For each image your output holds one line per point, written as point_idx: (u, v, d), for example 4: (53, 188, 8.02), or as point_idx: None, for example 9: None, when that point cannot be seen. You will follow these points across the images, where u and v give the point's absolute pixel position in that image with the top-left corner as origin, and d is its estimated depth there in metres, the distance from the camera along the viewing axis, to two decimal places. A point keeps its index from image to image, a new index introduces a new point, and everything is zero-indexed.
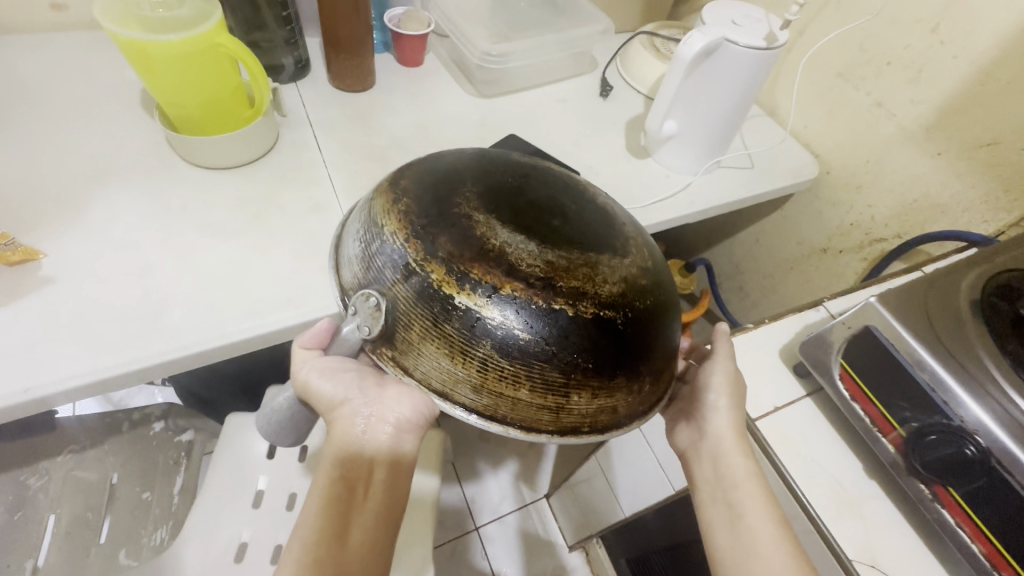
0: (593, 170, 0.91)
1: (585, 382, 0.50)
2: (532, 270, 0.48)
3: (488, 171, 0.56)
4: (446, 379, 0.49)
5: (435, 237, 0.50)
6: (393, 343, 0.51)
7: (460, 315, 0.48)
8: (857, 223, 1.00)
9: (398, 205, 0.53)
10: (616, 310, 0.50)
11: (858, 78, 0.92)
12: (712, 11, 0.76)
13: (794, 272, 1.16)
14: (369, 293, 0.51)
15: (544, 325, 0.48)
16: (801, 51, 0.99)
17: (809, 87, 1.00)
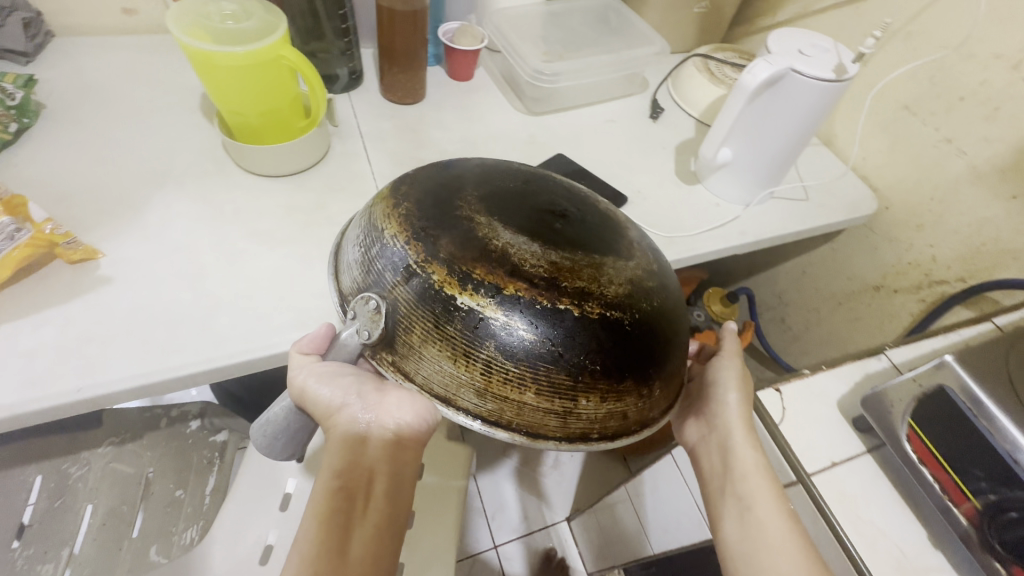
0: (640, 194, 0.89)
1: (592, 386, 0.51)
2: (535, 270, 0.50)
3: (487, 180, 0.59)
4: (451, 382, 0.51)
5: (438, 240, 0.52)
6: (394, 347, 0.52)
7: (464, 317, 0.50)
8: (916, 262, 0.95)
9: (397, 212, 0.56)
10: (623, 313, 0.52)
11: (926, 112, 0.88)
12: (779, 40, 0.74)
13: (842, 308, 1.11)
14: (369, 298, 0.53)
15: (549, 327, 0.50)
16: (867, 81, 0.96)
17: (872, 119, 0.97)
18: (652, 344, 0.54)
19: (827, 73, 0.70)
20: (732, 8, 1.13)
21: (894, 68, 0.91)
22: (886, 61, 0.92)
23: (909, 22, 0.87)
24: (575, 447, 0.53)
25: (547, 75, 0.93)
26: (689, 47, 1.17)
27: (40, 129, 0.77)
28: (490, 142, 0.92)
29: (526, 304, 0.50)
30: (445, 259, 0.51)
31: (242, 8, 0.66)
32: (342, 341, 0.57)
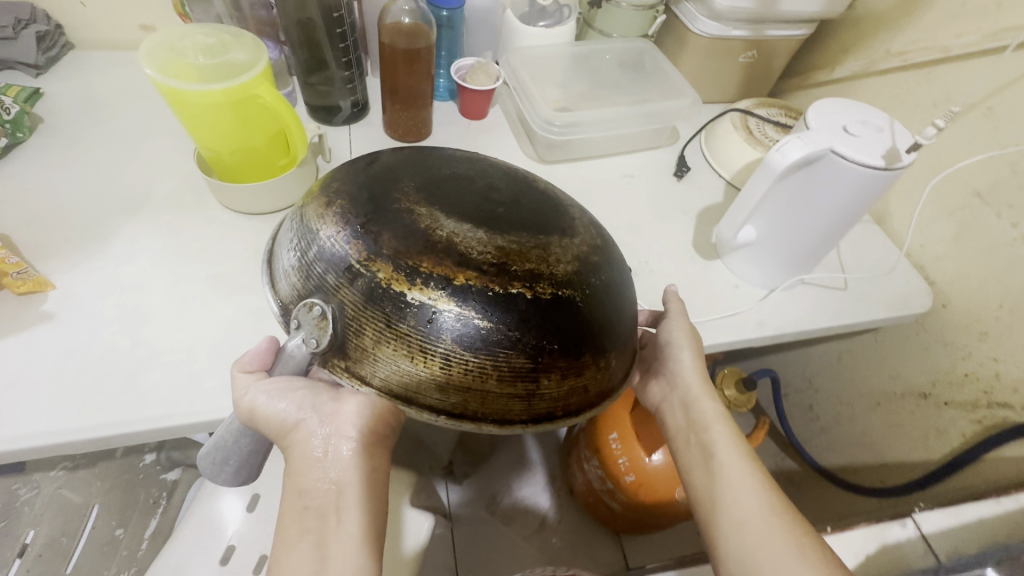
0: (648, 265, 0.79)
1: (554, 366, 0.54)
2: (483, 257, 0.51)
3: (422, 174, 0.59)
4: (411, 378, 0.53)
5: (380, 238, 0.53)
6: (345, 352, 0.53)
7: (415, 312, 0.51)
8: (974, 374, 0.80)
9: (330, 214, 0.56)
10: (574, 289, 0.55)
11: (1002, 203, 0.74)
12: (820, 113, 0.63)
13: (880, 409, 0.97)
14: (312, 305, 0.53)
15: (503, 312, 0.52)
16: (935, 157, 0.83)
17: (935, 201, 0.83)
18: (602, 315, 0.57)
19: (876, 157, 0.59)
20: (783, 60, 1.01)
21: (970, 148, 0.78)
22: (961, 138, 0.79)
23: (991, 96, 0.74)
24: (543, 427, 0.55)
25: (560, 127, 0.86)
26: (731, 98, 1.06)
27: (32, 144, 0.76)
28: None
29: (477, 292, 0.51)
30: (390, 257, 0.52)
31: (222, 43, 0.63)
32: (290, 352, 0.56)
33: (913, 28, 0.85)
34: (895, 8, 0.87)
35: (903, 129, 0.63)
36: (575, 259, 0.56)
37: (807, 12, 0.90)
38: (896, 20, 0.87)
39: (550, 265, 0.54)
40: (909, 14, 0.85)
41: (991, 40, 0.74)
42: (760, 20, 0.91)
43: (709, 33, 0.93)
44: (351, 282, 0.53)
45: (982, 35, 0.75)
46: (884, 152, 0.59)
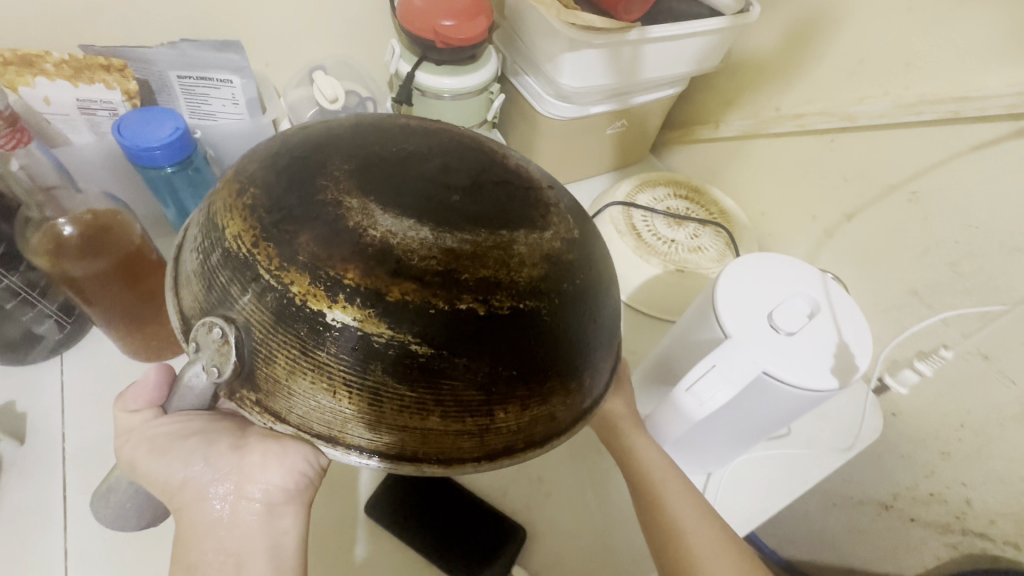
0: (541, 483, 0.58)
1: (513, 395, 0.33)
2: (424, 264, 0.30)
3: (363, 137, 0.36)
4: (330, 420, 0.32)
5: (294, 236, 0.31)
6: (256, 384, 0.33)
7: (335, 339, 0.31)
8: (940, 496, 0.68)
9: (235, 199, 0.34)
10: (543, 299, 0.33)
11: (946, 307, 0.60)
12: (730, 290, 0.44)
13: (836, 510, 0.84)
14: (212, 321, 0.33)
15: (465, 334, 0.31)
16: (859, 244, 0.67)
17: (865, 294, 0.68)
18: (580, 333, 0.36)
19: (821, 373, 0.40)
20: (658, 118, 0.81)
21: (897, 238, 0.63)
22: (886, 225, 0.63)
23: (914, 178, 0.59)
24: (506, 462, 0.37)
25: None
26: (606, 170, 0.86)
27: None
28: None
29: (415, 312, 0.31)
30: (302, 255, 0.31)
31: None
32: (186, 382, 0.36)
33: (804, 83, 0.67)
34: (777, 57, 0.70)
35: (843, 296, 0.44)
36: (548, 259, 0.34)
37: (675, 75, 0.69)
38: (781, 71, 0.70)
39: (515, 266, 0.32)
40: (797, 64, 0.67)
41: (905, 113, 0.57)
42: (622, 91, 0.70)
43: (565, 116, 0.71)
44: (253, 292, 0.32)
45: (892, 103, 0.58)
46: (833, 363, 0.40)
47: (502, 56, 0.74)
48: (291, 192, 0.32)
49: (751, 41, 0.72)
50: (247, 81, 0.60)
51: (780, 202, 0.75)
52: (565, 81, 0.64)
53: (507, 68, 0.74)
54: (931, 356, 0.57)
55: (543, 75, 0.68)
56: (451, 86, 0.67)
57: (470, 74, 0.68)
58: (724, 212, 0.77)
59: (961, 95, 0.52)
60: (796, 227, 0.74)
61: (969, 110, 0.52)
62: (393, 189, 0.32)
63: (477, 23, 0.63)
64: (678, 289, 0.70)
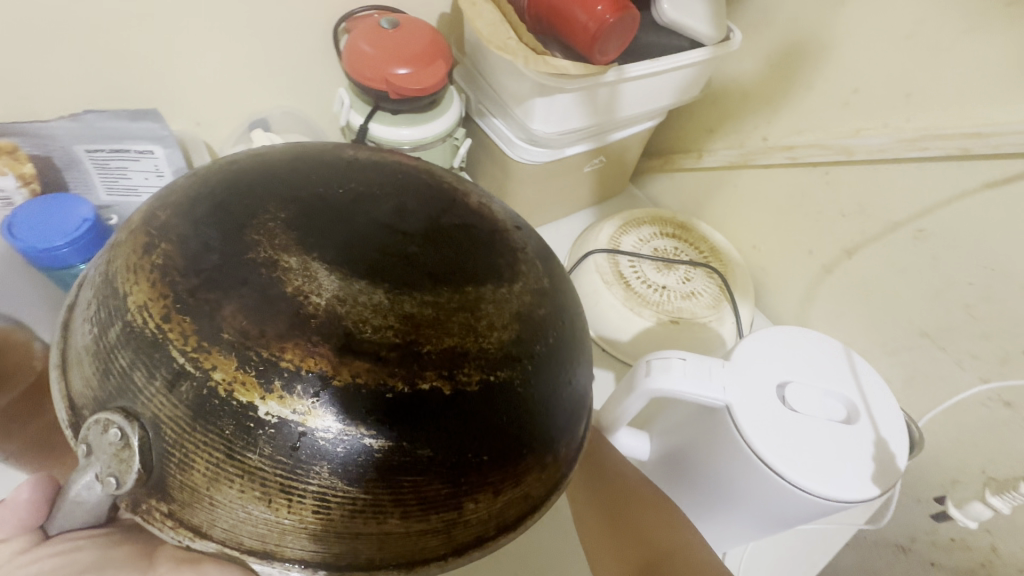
0: None
1: (485, 483, 0.26)
2: (378, 336, 0.24)
3: (296, 175, 0.29)
4: (262, 532, 0.25)
5: (215, 307, 0.24)
6: (169, 495, 0.25)
7: (269, 438, 0.24)
8: (963, 543, 0.64)
9: (141, 258, 0.26)
10: (521, 364, 0.27)
11: (962, 351, 0.55)
12: (761, 367, 0.43)
13: (848, 551, 0.79)
14: (110, 419, 0.25)
15: (431, 417, 0.25)
16: (861, 283, 0.62)
17: (870, 334, 0.63)
18: (560, 396, 0.29)
19: (856, 477, 0.38)
20: (637, 150, 0.76)
21: (905, 278, 0.58)
22: (890, 264, 0.59)
23: (921, 215, 0.55)
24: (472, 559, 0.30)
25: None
26: (585, 207, 0.80)
27: None
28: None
29: (368, 397, 0.24)
30: (227, 333, 0.24)
31: None
32: (74, 495, 0.28)
33: (793, 112, 0.62)
34: (762, 85, 0.65)
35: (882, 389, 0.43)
36: (522, 317, 0.28)
37: (656, 109, 0.64)
38: (766, 100, 0.65)
39: (483, 330, 0.26)
40: (784, 93, 0.63)
41: (908, 148, 0.52)
42: (601, 129, 0.64)
43: (538, 160, 0.64)
44: (160, 382, 0.24)
45: (893, 138, 0.53)
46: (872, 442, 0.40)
47: (466, 96, 0.67)
48: (213, 249, 0.26)
49: (731, 68, 0.67)
50: (172, 149, 0.55)
51: (773, 235, 0.70)
52: (538, 127, 0.58)
53: (472, 106, 0.67)
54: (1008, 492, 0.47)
55: (513, 118, 0.61)
56: (411, 137, 0.60)
57: (431, 123, 0.61)
58: (716, 250, 0.72)
59: (971, 131, 0.48)
60: (791, 261, 0.70)
61: (981, 148, 0.47)
62: (334, 243, 0.26)
63: (435, 68, 0.57)
64: (674, 342, 0.64)
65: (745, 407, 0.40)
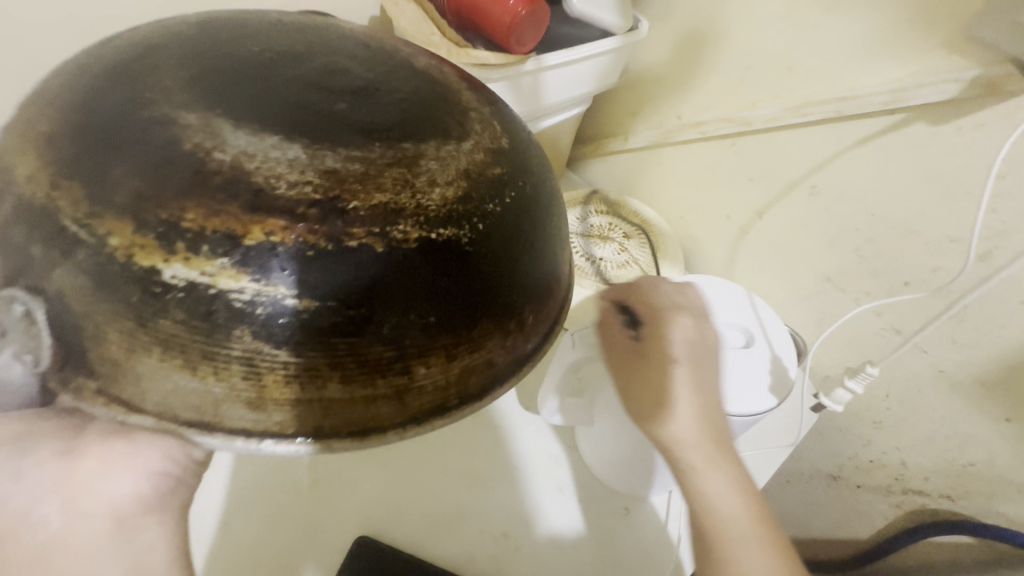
0: (508, 540, 0.56)
1: (432, 344, 0.28)
2: (293, 194, 0.25)
3: (203, 50, 0.29)
4: (197, 395, 0.27)
5: (112, 177, 0.25)
6: (92, 367, 0.27)
7: (181, 301, 0.25)
8: (880, 463, 0.72)
9: (40, 149, 0.27)
10: (456, 223, 0.27)
11: (858, 290, 0.63)
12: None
13: (793, 486, 0.88)
14: (19, 298, 0.26)
15: (355, 278, 0.26)
16: (773, 239, 0.70)
17: (784, 285, 0.71)
18: (511, 265, 0.30)
19: (756, 395, 0.44)
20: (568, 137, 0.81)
21: (806, 232, 0.66)
22: (793, 220, 0.66)
23: (812, 174, 0.62)
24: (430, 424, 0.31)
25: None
26: None
27: None
28: (252, 502, 0.56)
29: (283, 257, 0.25)
30: (122, 199, 0.25)
31: None
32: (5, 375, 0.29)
33: (699, 91, 0.69)
34: (671, 69, 0.71)
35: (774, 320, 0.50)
36: (463, 178, 0.28)
37: (581, 95, 0.69)
38: (677, 82, 0.71)
39: (414, 186, 0.27)
40: (690, 74, 0.69)
41: (795, 115, 0.59)
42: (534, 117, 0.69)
43: None
44: (65, 258, 0.26)
45: (782, 107, 0.61)
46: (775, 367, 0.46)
47: None
48: (100, 124, 0.26)
49: (643, 55, 0.73)
50: None
51: (697, 205, 0.77)
52: None
53: None
54: (859, 375, 0.56)
55: None
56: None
57: None
58: (646, 223, 0.78)
59: (842, 96, 0.55)
60: (714, 228, 0.77)
61: (851, 109, 0.55)
62: (248, 109, 0.26)
63: None
64: None
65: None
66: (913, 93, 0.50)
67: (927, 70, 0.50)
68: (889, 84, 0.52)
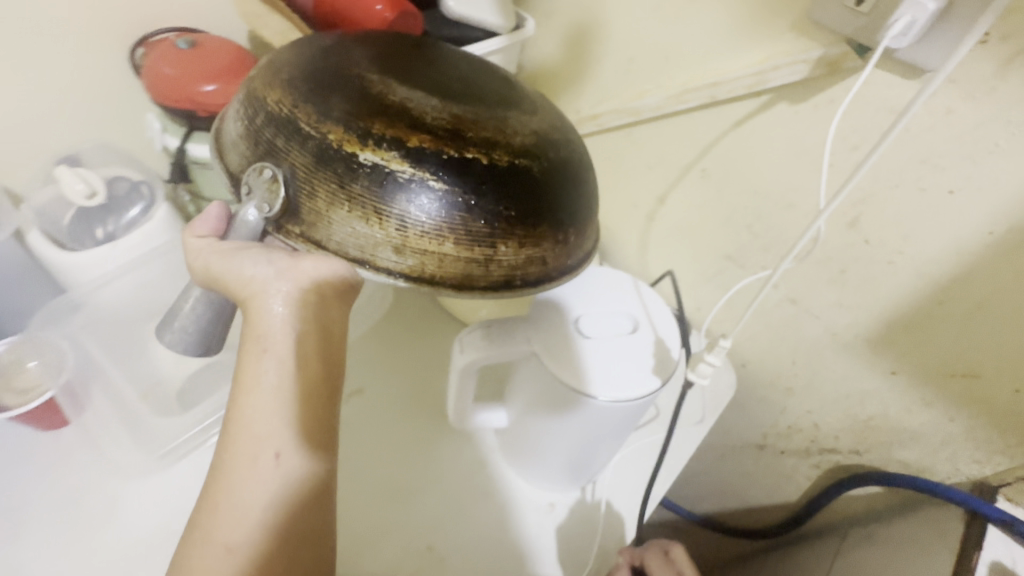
0: (431, 553, 0.55)
1: (513, 233, 0.36)
2: (437, 118, 0.34)
3: (375, 43, 0.40)
4: (363, 243, 0.34)
5: (327, 99, 0.35)
6: (299, 218, 0.35)
7: (367, 175, 0.33)
8: (797, 427, 0.76)
9: (276, 76, 0.37)
10: (537, 158, 0.37)
11: (756, 265, 0.66)
12: (555, 306, 0.49)
13: (727, 460, 0.90)
14: (261, 165, 0.35)
15: (476, 173, 0.34)
16: (676, 223, 0.72)
17: (692, 265, 0.73)
18: (572, 195, 0.39)
19: (643, 375, 0.45)
20: None
21: (704, 213, 0.68)
22: (691, 203, 0.69)
23: (701, 157, 0.64)
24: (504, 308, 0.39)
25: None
26: None
27: None
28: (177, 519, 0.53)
29: (428, 155, 0.34)
30: (340, 108, 0.34)
31: None
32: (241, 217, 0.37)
33: (592, 85, 0.70)
34: (564, 64, 0.72)
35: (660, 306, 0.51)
36: (538, 134, 0.38)
37: None
38: (570, 77, 0.72)
39: (507, 129, 0.36)
40: (581, 68, 0.70)
41: (676, 102, 0.61)
42: None
43: None
44: (292, 140, 0.34)
45: (664, 95, 0.62)
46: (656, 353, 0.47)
47: None
48: (310, 73, 0.36)
49: (536, 53, 0.74)
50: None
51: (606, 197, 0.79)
52: None
53: None
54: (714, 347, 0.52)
55: None
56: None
57: None
58: None
59: (713, 81, 0.57)
60: (622, 217, 0.78)
61: (722, 93, 0.57)
62: (407, 79, 0.37)
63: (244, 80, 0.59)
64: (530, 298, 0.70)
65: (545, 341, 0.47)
66: (772, 74, 0.52)
67: (782, 51, 0.52)
68: (751, 67, 0.54)
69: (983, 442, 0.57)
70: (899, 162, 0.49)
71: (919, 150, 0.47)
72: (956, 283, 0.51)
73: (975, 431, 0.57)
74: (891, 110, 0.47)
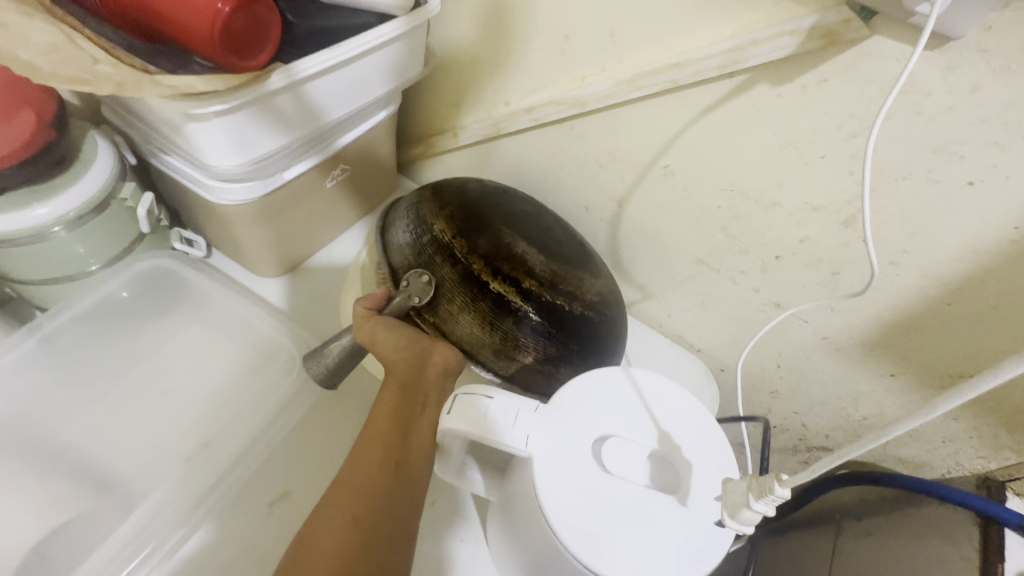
0: None
1: (571, 359, 0.48)
2: (543, 272, 0.48)
3: (493, 194, 0.54)
4: (474, 342, 0.47)
5: (476, 241, 0.48)
6: (438, 312, 0.48)
7: (493, 299, 0.46)
8: (783, 427, 0.69)
9: (434, 212, 0.50)
10: (598, 313, 0.50)
11: (733, 269, 0.57)
12: (583, 421, 0.40)
13: None
14: (420, 272, 0.47)
15: (560, 315, 0.47)
16: (636, 226, 0.61)
17: (657, 271, 0.63)
18: (616, 339, 0.52)
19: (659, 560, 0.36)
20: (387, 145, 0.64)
21: (670, 216, 0.57)
22: (654, 205, 0.58)
23: (663, 153, 0.53)
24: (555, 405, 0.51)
25: None
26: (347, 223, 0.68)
27: None
28: None
29: (534, 295, 0.47)
30: (483, 248, 0.48)
31: None
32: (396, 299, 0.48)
33: (520, 72, 0.57)
34: (482, 48, 0.58)
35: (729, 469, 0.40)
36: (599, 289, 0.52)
37: (373, 100, 0.53)
38: (492, 62, 0.58)
39: (583, 289, 0.50)
40: (503, 51, 0.56)
41: (628, 90, 0.49)
42: (320, 137, 0.52)
43: (246, 199, 0.49)
44: (448, 261, 0.47)
45: (613, 81, 0.50)
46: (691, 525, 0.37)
47: (117, 138, 0.52)
48: (454, 217, 0.49)
49: (445, 32, 0.59)
50: None
51: (549, 199, 0.66)
52: (217, 162, 0.44)
53: (140, 150, 0.53)
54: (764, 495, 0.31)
55: (188, 155, 0.46)
56: (55, 215, 0.46)
57: (69, 185, 0.47)
58: None
59: (675, 62, 0.46)
60: (573, 220, 0.66)
61: (686, 77, 0.46)
62: (525, 232, 0.51)
63: (20, 121, 0.42)
64: None
65: (553, 459, 0.38)
66: (749, 52, 0.41)
67: (761, 21, 0.42)
68: (722, 42, 0.43)
69: (988, 437, 0.54)
70: (908, 151, 0.40)
71: (933, 137, 0.39)
72: (971, 284, 0.44)
73: (983, 427, 0.54)
74: (902, 89, 0.38)
